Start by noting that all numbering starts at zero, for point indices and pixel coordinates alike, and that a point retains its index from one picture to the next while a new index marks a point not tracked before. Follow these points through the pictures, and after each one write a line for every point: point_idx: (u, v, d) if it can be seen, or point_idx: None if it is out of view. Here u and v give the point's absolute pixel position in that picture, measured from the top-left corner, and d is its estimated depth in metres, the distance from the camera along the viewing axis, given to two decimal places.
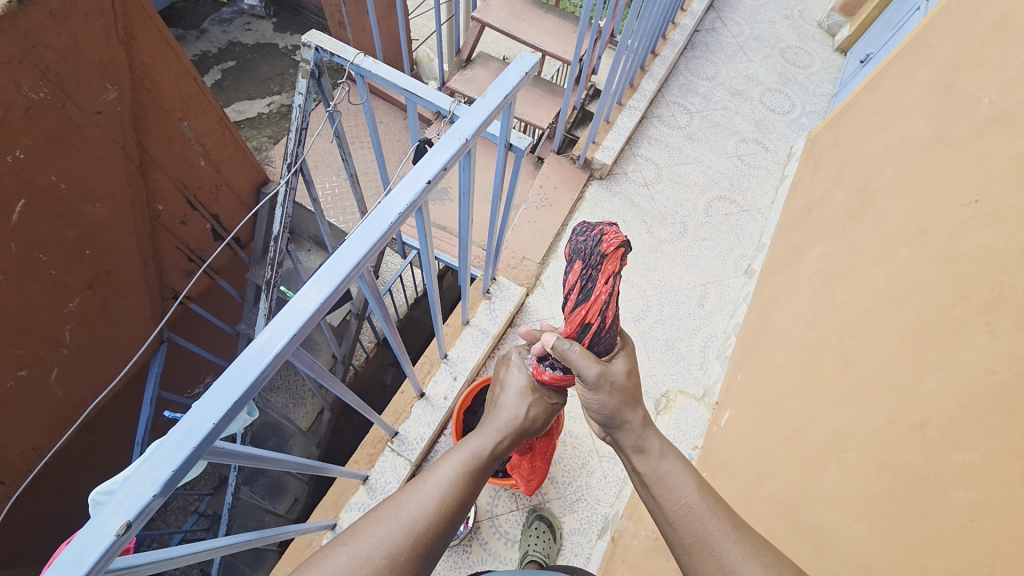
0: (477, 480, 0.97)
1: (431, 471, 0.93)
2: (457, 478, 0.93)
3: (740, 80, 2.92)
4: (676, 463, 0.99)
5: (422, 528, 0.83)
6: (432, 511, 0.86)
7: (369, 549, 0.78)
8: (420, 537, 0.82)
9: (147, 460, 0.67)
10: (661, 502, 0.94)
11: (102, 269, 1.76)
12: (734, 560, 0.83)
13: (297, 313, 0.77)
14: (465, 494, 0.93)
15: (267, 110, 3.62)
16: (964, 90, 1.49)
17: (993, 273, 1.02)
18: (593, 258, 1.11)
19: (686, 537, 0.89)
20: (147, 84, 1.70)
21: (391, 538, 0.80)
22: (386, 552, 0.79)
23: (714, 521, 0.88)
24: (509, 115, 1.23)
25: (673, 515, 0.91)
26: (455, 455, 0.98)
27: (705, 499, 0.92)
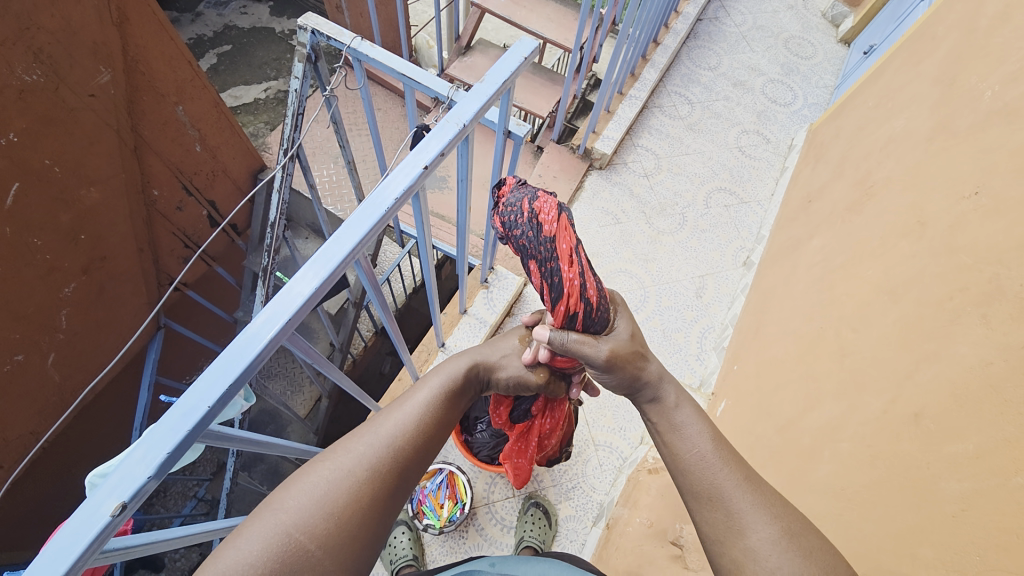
0: (454, 404, 0.97)
1: (409, 396, 0.93)
2: (435, 401, 0.94)
3: (742, 70, 2.89)
4: (693, 415, 1.00)
5: (402, 443, 0.83)
6: (411, 430, 0.86)
7: (351, 462, 0.77)
8: (400, 452, 0.82)
9: (142, 443, 0.67)
10: (676, 448, 0.94)
11: (98, 254, 1.75)
12: (743, 508, 0.82)
13: (292, 298, 0.77)
14: (444, 416, 0.93)
15: (264, 96, 3.59)
16: (968, 81, 1.47)
17: (990, 265, 1.02)
18: (543, 249, 1.07)
19: (698, 483, 0.88)
20: (141, 67, 1.67)
21: (372, 452, 0.80)
22: (368, 465, 0.78)
23: (725, 471, 0.87)
24: (508, 102, 1.22)
25: (687, 461, 0.91)
26: (431, 381, 0.98)
27: (718, 449, 0.91)
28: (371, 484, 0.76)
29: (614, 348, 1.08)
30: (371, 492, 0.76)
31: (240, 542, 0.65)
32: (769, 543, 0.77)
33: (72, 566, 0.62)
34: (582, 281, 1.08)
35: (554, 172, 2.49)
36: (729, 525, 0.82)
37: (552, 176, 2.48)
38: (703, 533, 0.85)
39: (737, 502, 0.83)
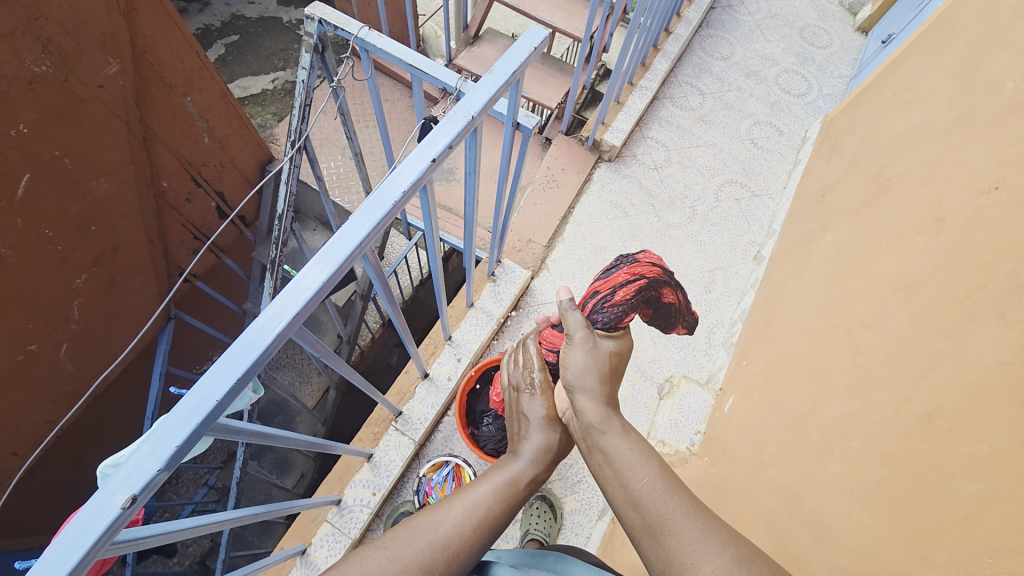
0: (513, 507, 0.95)
1: (471, 490, 0.93)
2: (495, 500, 0.93)
3: (756, 60, 2.83)
4: (639, 443, 0.96)
5: (460, 545, 0.83)
6: (470, 530, 0.86)
7: (408, 554, 0.78)
8: (455, 551, 0.82)
9: (151, 436, 0.67)
10: (621, 480, 0.90)
11: (108, 245, 1.76)
12: (693, 540, 0.78)
13: (300, 292, 0.76)
14: (503, 521, 0.91)
15: (271, 87, 3.58)
16: (990, 72, 1.43)
17: (1010, 263, 0.99)
18: (617, 263, 1.32)
19: (643, 518, 0.84)
20: (149, 58, 1.67)
21: (429, 552, 0.80)
22: (422, 562, 0.79)
23: (674, 500, 0.84)
24: (517, 93, 1.20)
25: (631, 493, 0.87)
26: (494, 477, 0.98)
27: (667, 478, 0.88)
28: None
29: (590, 339, 1.16)
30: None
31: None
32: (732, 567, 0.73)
33: (84, 556, 0.63)
34: None
35: (562, 164, 2.46)
36: (680, 560, 0.77)
37: (560, 168, 2.46)
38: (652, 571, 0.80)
39: (683, 537, 0.79)
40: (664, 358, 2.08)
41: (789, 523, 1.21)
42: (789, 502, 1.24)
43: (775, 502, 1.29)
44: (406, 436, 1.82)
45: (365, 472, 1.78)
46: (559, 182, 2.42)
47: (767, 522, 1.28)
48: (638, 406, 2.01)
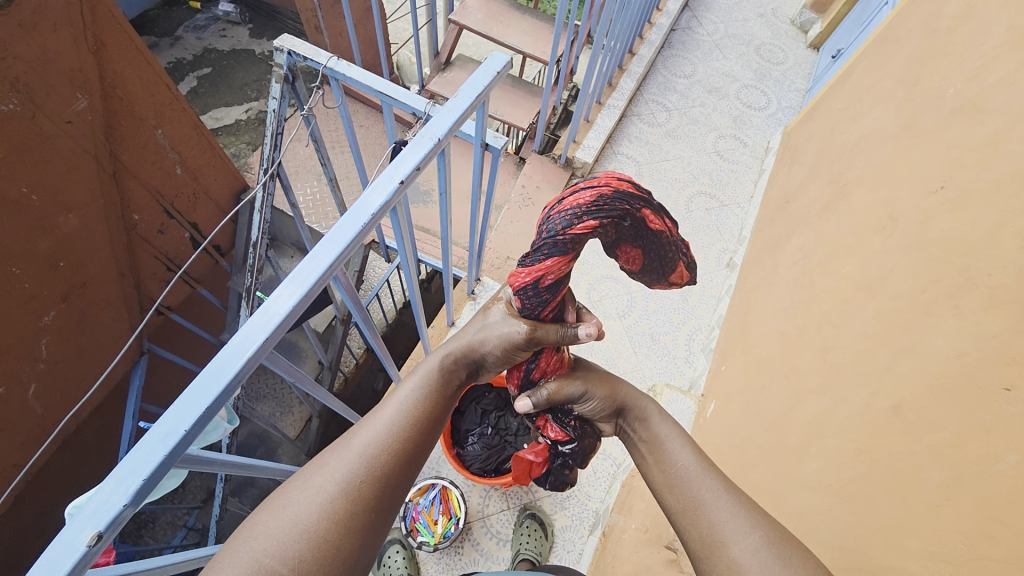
0: (432, 408, 0.95)
1: (383, 407, 0.91)
2: (412, 410, 0.92)
3: (717, 77, 2.96)
4: (674, 428, 1.08)
5: (377, 452, 0.82)
6: (386, 439, 0.84)
7: (323, 479, 0.76)
8: (375, 460, 0.81)
9: (115, 473, 0.65)
10: (666, 464, 0.99)
11: (78, 281, 1.73)
12: (724, 518, 0.85)
13: (269, 317, 0.76)
14: (423, 422, 0.91)
15: (244, 117, 3.59)
16: (931, 80, 1.52)
17: (959, 257, 1.05)
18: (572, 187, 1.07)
19: (679, 494, 0.93)
20: (119, 93, 1.66)
21: (345, 468, 0.78)
22: (341, 479, 0.76)
23: (705, 484, 0.92)
24: (483, 114, 1.23)
25: (675, 473, 0.96)
26: (404, 389, 0.96)
27: (699, 462, 0.97)
28: (346, 501, 0.74)
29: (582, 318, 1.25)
30: (346, 506, 0.74)
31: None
32: (768, 542, 0.79)
33: None
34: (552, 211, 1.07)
35: (537, 182, 2.52)
36: (712, 538, 0.84)
37: (535, 186, 2.51)
38: (685, 540, 0.88)
39: (716, 509, 0.87)
40: (646, 367, 2.10)
41: None
42: (772, 503, 1.25)
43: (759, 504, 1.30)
44: None
45: None
46: (535, 199, 2.47)
47: None
48: None
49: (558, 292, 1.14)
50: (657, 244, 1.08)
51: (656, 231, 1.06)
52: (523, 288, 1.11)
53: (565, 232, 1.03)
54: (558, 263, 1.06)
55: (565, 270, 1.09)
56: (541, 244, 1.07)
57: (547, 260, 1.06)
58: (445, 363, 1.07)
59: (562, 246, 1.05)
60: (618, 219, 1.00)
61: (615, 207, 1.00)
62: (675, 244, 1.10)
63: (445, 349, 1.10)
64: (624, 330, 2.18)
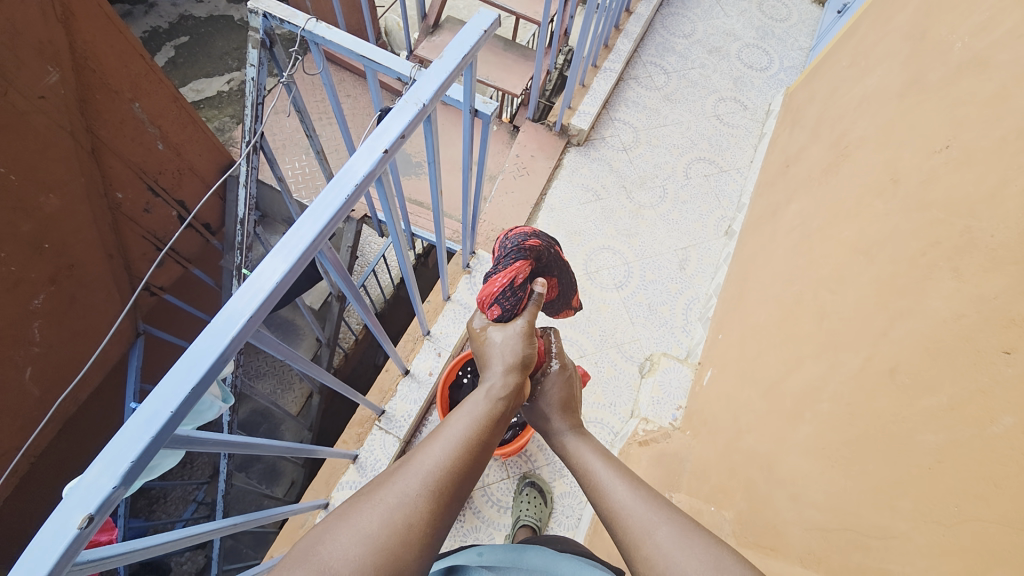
0: (492, 425, 0.91)
1: (443, 426, 0.88)
2: (472, 427, 0.88)
3: (717, 36, 2.85)
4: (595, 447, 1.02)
5: (437, 466, 0.80)
6: (446, 454, 0.82)
7: (384, 492, 0.74)
8: (435, 477, 0.78)
9: (101, 457, 0.64)
10: (588, 485, 0.94)
11: (65, 262, 1.70)
12: (642, 513, 0.82)
13: (251, 294, 0.74)
14: (483, 439, 0.88)
15: (227, 88, 3.47)
16: (938, 33, 1.46)
17: (960, 218, 1.02)
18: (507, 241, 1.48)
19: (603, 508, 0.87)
20: (91, 64, 1.59)
21: (406, 483, 0.76)
22: (400, 492, 0.75)
23: (623, 488, 0.88)
24: (471, 78, 1.18)
25: (593, 488, 0.91)
26: (462, 408, 0.93)
27: (615, 471, 0.93)
28: (405, 513, 0.73)
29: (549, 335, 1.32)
30: (406, 518, 0.72)
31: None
32: (676, 537, 0.76)
33: None
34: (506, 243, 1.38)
35: (531, 151, 2.46)
36: (631, 539, 0.80)
37: (529, 155, 2.45)
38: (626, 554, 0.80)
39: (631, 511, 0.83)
40: (643, 337, 2.10)
41: (767, 486, 1.24)
42: (766, 468, 1.27)
43: (754, 469, 1.32)
44: (390, 435, 1.81)
45: (351, 473, 1.76)
46: (529, 169, 2.41)
47: (747, 488, 1.31)
48: (620, 385, 2.03)
49: (530, 295, 1.26)
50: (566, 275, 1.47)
51: (563, 267, 1.49)
52: (500, 291, 1.21)
53: (524, 244, 1.34)
54: (525, 264, 1.28)
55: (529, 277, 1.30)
56: (507, 257, 1.31)
57: (517, 262, 1.29)
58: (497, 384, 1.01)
59: (525, 254, 1.32)
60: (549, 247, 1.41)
61: (547, 240, 1.42)
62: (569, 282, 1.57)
63: (493, 369, 1.05)
64: (621, 301, 2.17)
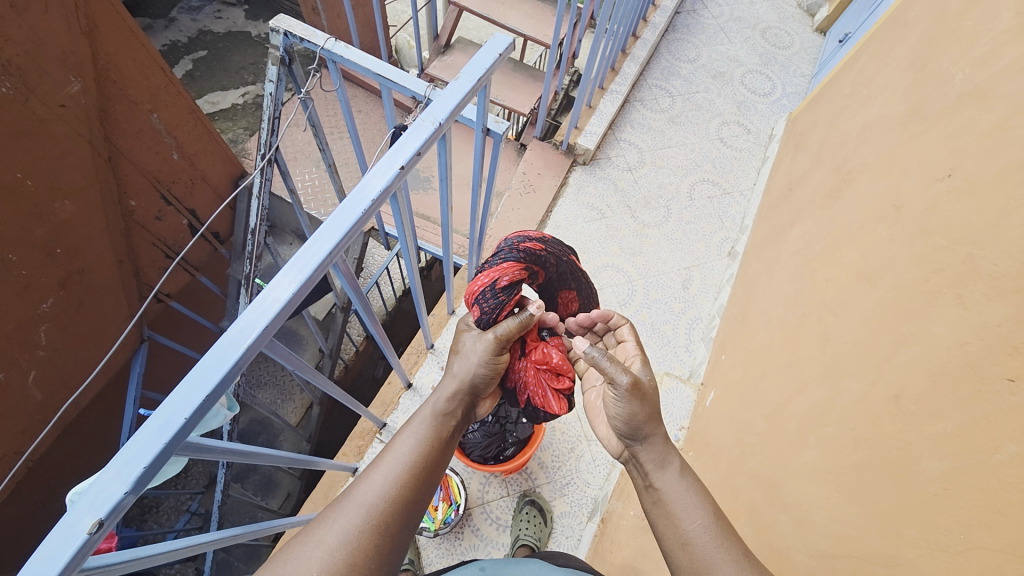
0: (435, 450, 0.94)
1: (384, 452, 0.91)
2: (414, 450, 0.92)
3: (721, 61, 2.91)
4: (695, 484, 0.99)
5: (376, 500, 0.82)
6: (386, 487, 0.84)
7: (323, 531, 0.77)
8: (376, 511, 0.81)
9: (115, 462, 0.65)
10: (666, 525, 0.94)
11: (75, 267, 1.72)
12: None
13: (268, 304, 0.76)
14: (424, 465, 0.91)
15: (241, 101, 3.55)
16: (939, 65, 1.49)
17: (963, 246, 1.04)
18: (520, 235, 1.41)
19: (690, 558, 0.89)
20: (112, 76, 1.63)
21: (346, 521, 0.79)
22: (341, 532, 0.77)
23: (723, 547, 0.87)
24: (485, 99, 1.21)
25: (681, 532, 0.92)
26: (404, 433, 0.95)
27: (718, 522, 0.91)
28: (346, 554, 0.76)
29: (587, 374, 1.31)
30: (347, 558, 0.75)
31: None
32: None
33: None
34: (511, 240, 1.31)
35: (538, 169, 2.49)
36: None
37: (536, 173, 2.49)
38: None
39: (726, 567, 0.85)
40: (646, 356, 2.10)
41: (771, 510, 1.23)
42: (770, 491, 1.26)
43: (757, 492, 1.31)
44: None
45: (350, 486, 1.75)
46: (536, 186, 2.45)
47: (750, 511, 1.30)
48: None
49: (518, 295, 1.20)
50: (581, 287, 1.45)
51: (575, 275, 1.41)
52: (482, 292, 1.19)
53: (518, 245, 1.28)
54: (514, 265, 1.21)
55: (520, 277, 1.22)
56: (503, 255, 1.26)
57: (506, 261, 1.22)
58: (439, 405, 1.03)
59: (517, 254, 1.25)
60: (557, 256, 1.35)
61: (551, 245, 1.35)
62: (588, 290, 1.50)
63: (438, 388, 1.06)
64: (624, 319, 2.18)
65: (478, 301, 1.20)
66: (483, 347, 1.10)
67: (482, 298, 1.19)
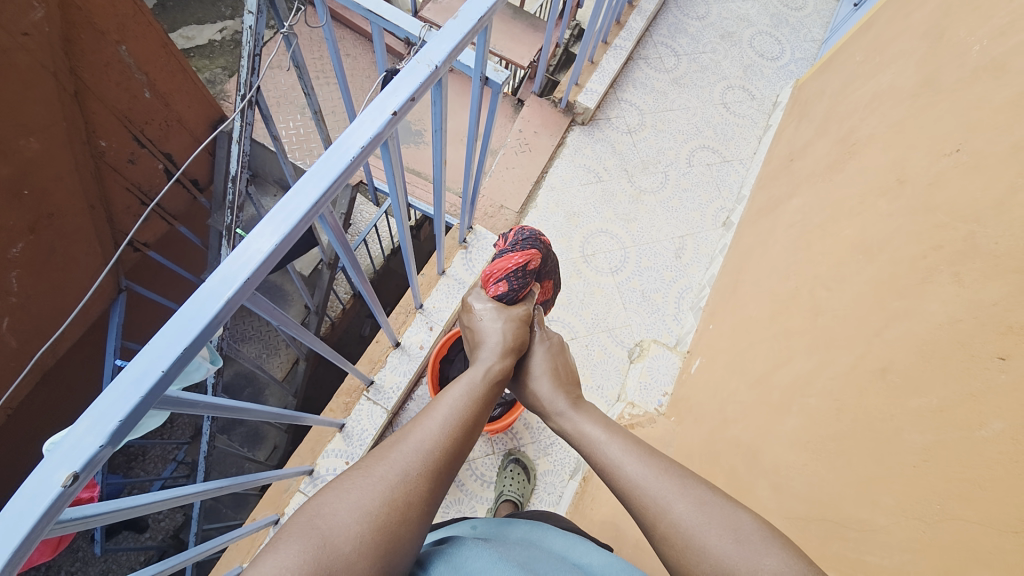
0: (481, 407, 0.92)
1: (436, 405, 0.89)
2: (465, 403, 0.91)
3: (731, 21, 2.78)
4: (597, 420, 1.00)
5: (432, 447, 0.80)
6: (440, 435, 0.82)
7: (383, 468, 0.74)
8: (432, 456, 0.78)
9: (89, 413, 0.62)
10: (598, 462, 0.90)
11: (45, 211, 1.63)
12: (655, 489, 0.80)
13: (250, 255, 0.71)
14: (473, 422, 0.89)
15: (219, 38, 3.31)
16: (957, 34, 1.43)
17: (965, 223, 1.02)
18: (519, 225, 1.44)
19: (644, 512, 0.79)
20: (76, 0, 1.48)
21: (405, 460, 0.76)
22: (400, 470, 0.74)
23: (630, 466, 0.85)
24: (485, 44, 1.13)
25: (603, 463, 0.89)
26: (454, 389, 0.93)
27: (618, 446, 0.90)
28: (405, 491, 0.72)
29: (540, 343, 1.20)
30: (406, 496, 0.72)
31: (278, 546, 0.61)
32: (690, 512, 0.76)
33: (24, 537, 0.59)
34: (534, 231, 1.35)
35: (534, 127, 2.40)
36: (648, 517, 0.79)
37: (533, 132, 2.39)
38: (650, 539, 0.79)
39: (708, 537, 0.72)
40: (634, 323, 2.11)
41: (749, 474, 1.27)
42: (750, 457, 1.29)
43: (737, 457, 1.34)
44: (378, 406, 1.80)
45: (337, 442, 1.76)
46: (531, 145, 2.36)
47: (729, 475, 1.34)
48: (609, 369, 2.04)
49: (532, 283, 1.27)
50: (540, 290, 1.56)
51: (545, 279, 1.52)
52: (515, 269, 1.21)
53: (540, 236, 1.31)
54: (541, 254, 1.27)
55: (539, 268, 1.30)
56: (532, 240, 1.29)
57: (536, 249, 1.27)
58: (490, 371, 1.02)
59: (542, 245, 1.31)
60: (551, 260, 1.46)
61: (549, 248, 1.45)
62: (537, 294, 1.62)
63: (485, 361, 1.05)
64: (615, 285, 2.16)
65: (508, 279, 1.20)
66: (517, 317, 1.18)
67: (511, 275, 1.20)
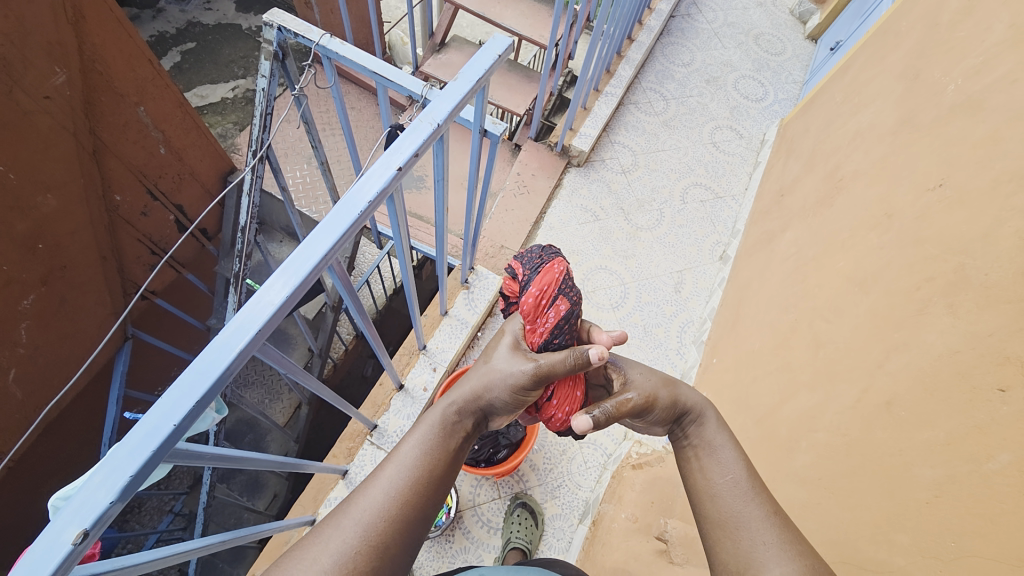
0: (434, 467, 0.92)
1: (384, 468, 0.89)
2: (415, 468, 0.90)
3: (715, 66, 2.93)
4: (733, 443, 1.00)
5: (372, 521, 0.81)
6: (384, 505, 0.83)
7: (318, 549, 0.76)
8: (373, 530, 0.80)
9: (101, 468, 0.63)
10: (709, 479, 0.93)
11: (58, 263, 1.67)
12: (764, 540, 0.82)
13: (261, 307, 0.73)
14: (423, 486, 0.88)
15: (231, 95, 3.49)
16: (931, 76, 1.52)
17: (954, 256, 1.06)
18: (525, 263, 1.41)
19: (737, 541, 0.84)
20: (98, 67, 1.58)
21: (343, 539, 0.77)
22: (336, 550, 0.76)
23: (753, 501, 0.87)
24: (483, 100, 1.20)
25: (711, 489, 0.91)
26: (404, 447, 0.93)
27: (750, 479, 0.91)
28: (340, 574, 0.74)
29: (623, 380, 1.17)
30: None
31: None
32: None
33: None
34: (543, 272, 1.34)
35: (532, 170, 2.49)
36: (746, 560, 0.81)
37: (530, 174, 2.48)
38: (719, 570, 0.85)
39: None
40: (638, 359, 2.11)
41: None
42: None
43: None
44: (381, 450, 1.77)
45: (340, 489, 1.72)
46: (530, 187, 2.44)
47: None
48: None
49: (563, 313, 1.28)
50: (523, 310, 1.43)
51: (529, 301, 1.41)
52: (551, 317, 1.27)
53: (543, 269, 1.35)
54: (556, 284, 1.31)
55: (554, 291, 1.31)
56: (543, 277, 1.33)
57: (551, 280, 1.32)
58: (447, 416, 1.01)
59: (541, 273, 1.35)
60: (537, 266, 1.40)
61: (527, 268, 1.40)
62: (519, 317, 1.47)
63: (448, 400, 1.04)
64: (617, 321, 2.18)
65: (546, 330, 1.26)
66: (517, 377, 1.07)
67: (554, 327, 1.26)
